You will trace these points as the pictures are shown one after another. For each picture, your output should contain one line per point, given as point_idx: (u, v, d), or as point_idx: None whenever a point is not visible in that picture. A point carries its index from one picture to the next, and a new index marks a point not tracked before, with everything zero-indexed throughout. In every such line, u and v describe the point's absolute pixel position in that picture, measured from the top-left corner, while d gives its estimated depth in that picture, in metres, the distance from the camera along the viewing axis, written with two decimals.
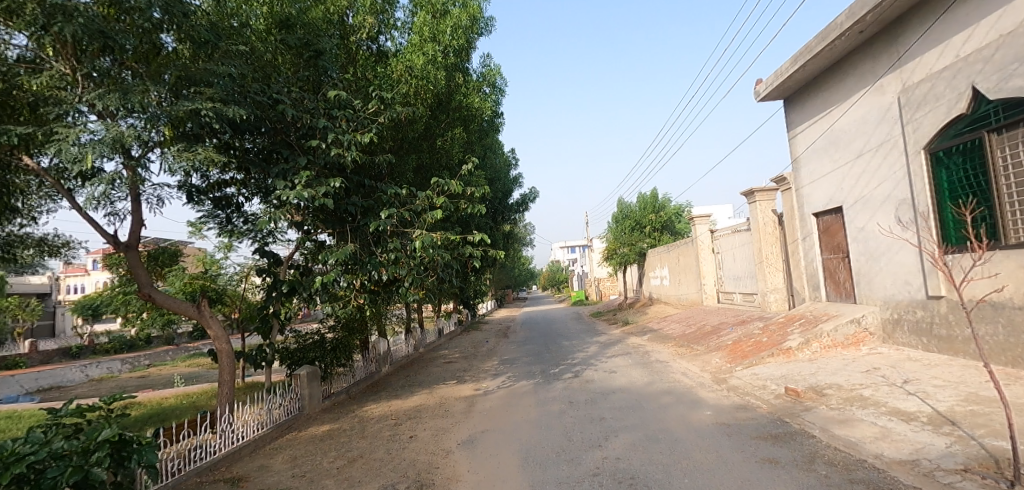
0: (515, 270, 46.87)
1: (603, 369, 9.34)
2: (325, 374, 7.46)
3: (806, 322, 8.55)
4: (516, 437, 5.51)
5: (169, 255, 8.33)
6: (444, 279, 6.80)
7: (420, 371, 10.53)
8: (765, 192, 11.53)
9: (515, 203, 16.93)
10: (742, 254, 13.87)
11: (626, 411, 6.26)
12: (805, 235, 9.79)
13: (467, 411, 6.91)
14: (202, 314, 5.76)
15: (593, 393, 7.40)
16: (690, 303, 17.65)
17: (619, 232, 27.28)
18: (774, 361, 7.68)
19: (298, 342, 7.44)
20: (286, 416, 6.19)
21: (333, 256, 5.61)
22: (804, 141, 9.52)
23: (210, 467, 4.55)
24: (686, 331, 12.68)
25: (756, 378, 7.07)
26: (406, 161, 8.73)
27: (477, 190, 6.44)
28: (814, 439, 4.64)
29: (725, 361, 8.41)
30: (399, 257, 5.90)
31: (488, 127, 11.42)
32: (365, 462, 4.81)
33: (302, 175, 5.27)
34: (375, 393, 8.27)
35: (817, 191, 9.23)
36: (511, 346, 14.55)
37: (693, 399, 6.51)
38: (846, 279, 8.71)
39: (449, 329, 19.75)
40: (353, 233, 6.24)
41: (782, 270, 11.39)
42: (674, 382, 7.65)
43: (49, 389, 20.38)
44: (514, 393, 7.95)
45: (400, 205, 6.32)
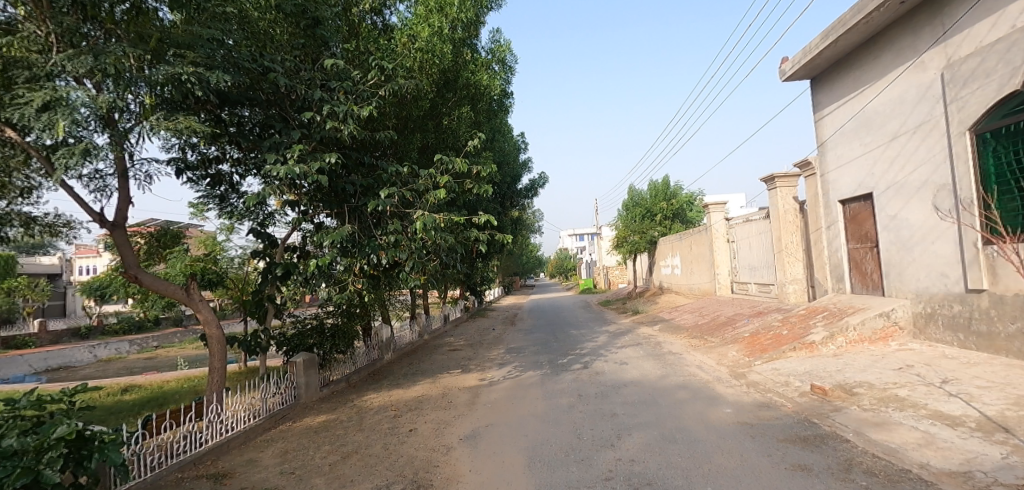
0: (522, 257, 46.54)
1: (613, 361, 8.97)
2: (323, 361, 7.16)
3: (830, 314, 8.09)
4: (522, 434, 5.15)
5: (171, 237, 8.02)
6: (448, 264, 6.43)
7: (424, 359, 10.24)
8: (786, 178, 10.99)
9: (525, 188, 16.49)
10: (758, 243, 13.36)
11: (639, 406, 5.90)
12: (830, 224, 9.28)
13: (471, 403, 6.58)
14: (191, 297, 5.44)
15: (604, 386, 7.05)
16: (702, 293, 17.19)
17: (629, 220, 26.77)
18: (797, 356, 7.25)
19: (297, 328, 7.13)
20: (280, 406, 5.92)
21: (328, 237, 5.26)
22: (831, 124, 8.99)
23: (194, 461, 4.27)
24: (699, 322, 12.25)
25: (778, 374, 6.66)
26: (411, 140, 8.33)
27: (483, 169, 6.03)
28: (848, 444, 4.23)
29: (743, 354, 8.00)
30: (399, 240, 5.52)
31: (497, 107, 10.96)
32: (359, 458, 4.49)
33: (293, 148, 4.92)
34: (377, 382, 7.97)
35: (844, 177, 8.71)
36: (519, 334, 14.24)
37: (711, 395, 6.13)
38: (873, 270, 8.21)
39: (455, 316, 19.47)
40: (352, 214, 5.88)
41: (802, 259, 10.86)
42: (690, 376, 7.26)
43: (58, 369, 20.48)
44: (520, 384, 7.62)
45: (402, 184, 5.93)
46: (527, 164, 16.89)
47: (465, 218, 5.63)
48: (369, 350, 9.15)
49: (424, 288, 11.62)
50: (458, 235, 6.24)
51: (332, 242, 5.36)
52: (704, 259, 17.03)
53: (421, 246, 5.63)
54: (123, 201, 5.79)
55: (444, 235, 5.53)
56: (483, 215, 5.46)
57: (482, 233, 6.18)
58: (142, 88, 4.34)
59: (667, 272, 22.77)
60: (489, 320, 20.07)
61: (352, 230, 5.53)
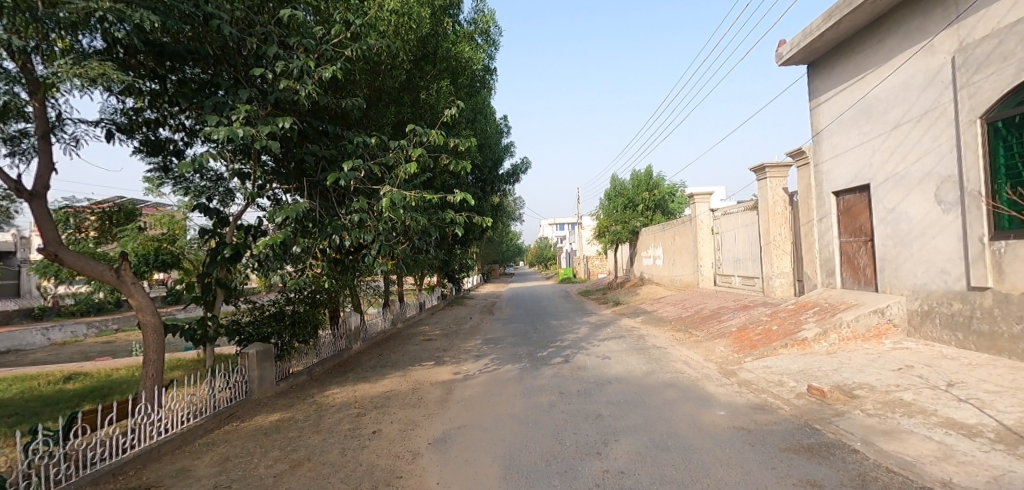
0: (502, 245, 45.91)
1: (596, 355, 8.52)
2: (280, 352, 6.50)
3: (822, 310, 7.78)
4: (499, 438, 4.64)
5: (125, 214, 7.14)
6: (421, 249, 5.82)
7: (396, 350, 9.63)
8: (777, 168, 10.63)
9: (506, 173, 15.85)
10: (744, 235, 13.07)
11: (626, 407, 5.45)
12: (821, 217, 8.95)
13: (443, 400, 6.03)
14: (122, 280, 4.73)
15: (588, 382, 6.59)
16: (684, 285, 16.92)
17: (611, 210, 26.39)
18: (789, 353, 6.90)
19: (252, 315, 6.43)
20: (227, 403, 5.28)
21: (280, 214, 4.60)
22: (827, 112, 8.63)
23: (113, 471, 3.64)
24: (682, 315, 11.91)
25: (771, 372, 6.29)
26: (383, 114, 7.62)
27: (461, 143, 5.42)
28: (857, 455, 3.84)
29: (731, 350, 7.63)
30: (364, 219, 4.88)
31: (479, 84, 10.32)
32: (311, 468, 3.91)
33: (239, 108, 4.23)
34: (342, 374, 7.34)
35: (839, 168, 8.37)
36: (497, 324, 13.74)
37: (701, 395, 5.72)
38: (867, 265, 7.92)
39: (431, 303, 18.82)
40: (311, 189, 5.22)
41: (791, 253, 10.61)
42: (677, 373, 6.85)
43: (5, 353, 19.14)
44: (497, 379, 7.11)
45: (370, 158, 5.29)
46: (510, 148, 16.25)
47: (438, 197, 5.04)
48: (335, 339, 8.49)
49: (398, 274, 10.99)
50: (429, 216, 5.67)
51: (285, 219, 4.71)
52: (687, 250, 16.73)
53: (391, 227, 5.01)
54: (46, 167, 4.93)
55: (414, 216, 4.93)
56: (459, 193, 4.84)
57: (458, 216, 5.60)
58: (48, 25, 3.59)
59: (649, 263, 22.53)
60: (466, 308, 19.47)
61: (310, 206, 4.90)
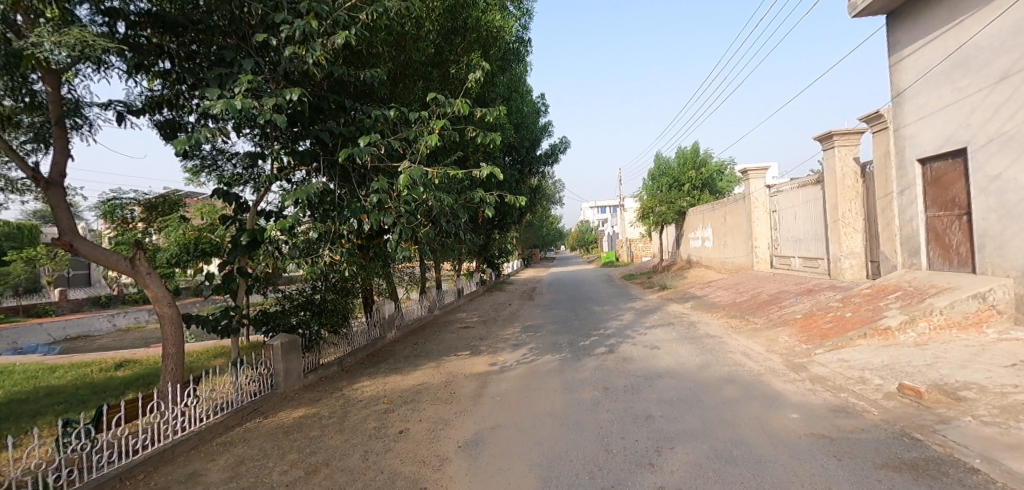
0: (541, 228, 45.23)
1: (642, 345, 7.87)
2: (309, 343, 6.31)
3: (906, 295, 6.80)
4: (535, 442, 4.14)
5: (169, 205, 7.13)
6: (449, 233, 5.34)
7: (431, 338, 9.32)
8: (846, 135, 9.47)
9: (544, 154, 15.12)
10: (805, 212, 11.92)
11: (679, 407, 4.83)
12: (902, 189, 7.85)
13: (476, 396, 5.60)
14: (137, 270, 4.56)
15: (635, 376, 5.99)
16: (736, 268, 15.83)
17: (655, 190, 25.20)
18: (869, 344, 6.03)
19: (281, 305, 6.21)
20: (252, 398, 5.07)
21: (291, 196, 4.21)
22: (910, 67, 7.47)
23: (122, 476, 3.42)
24: (737, 300, 11.01)
25: (850, 368, 5.48)
26: (411, 90, 7.16)
27: (489, 112, 4.86)
28: (979, 476, 3.09)
29: (798, 341, 6.80)
30: (384, 200, 4.40)
31: (514, 57, 9.67)
32: (327, 476, 3.54)
33: (241, 79, 3.81)
34: (374, 365, 7.06)
35: (926, 131, 7.24)
36: (536, 310, 13.26)
37: (767, 394, 5.02)
38: (960, 242, 6.84)
39: (470, 289, 18.57)
40: (329, 169, 4.82)
41: (862, 231, 9.50)
42: (736, 367, 6.13)
43: (76, 339, 20.41)
44: (536, 372, 6.63)
45: (390, 133, 4.82)
46: (547, 127, 15.54)
47: (463, 173, 4.51)
48: (368, 328, 8.26)
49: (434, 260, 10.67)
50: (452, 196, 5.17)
51: (299, 202, 4.32)
52: (739, 230, 15.58)
53: (413, 208, 4.51)
54: (62, 153, 4.71)
55: (437, 195, 4.43)
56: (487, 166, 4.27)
57: (487, 195, 5.07)
58: None
59: (697, 245, 21.33)
60: (506, 294, 19.09)
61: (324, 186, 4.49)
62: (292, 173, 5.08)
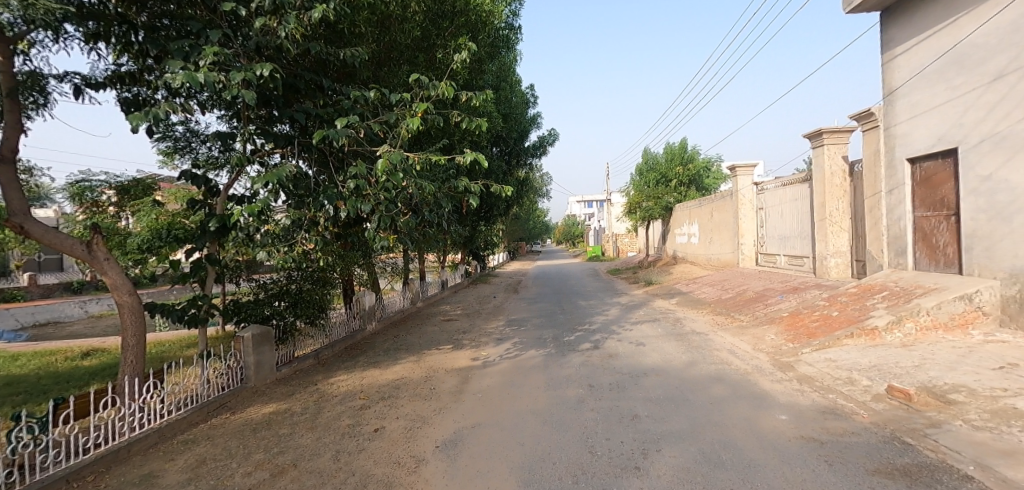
0: (528, 222, 45.06)
1: (628, 341, 7.75)
2: (282, 335, 6.03)
3: (892, 295, 6.76)
4: (517, 442, 3.96)
5: (144, 188, 6.90)
6: (431, 222, 5.10)
7: (413, 331, 9.09)
8: (836, 133, 9.42)
9: (532, 145, 14.88)
10: (792, 210, 11.91)
11: (666, 406, 4.69)
12: (891, 188, 7.81)
13: (457, 392, 5.40)
14: (94, 256, 4.20)
15: (621, 373, 5.85)
16: (722, 264, 15.86)
17: (642, 185, 25.17)
18: (855, 344, 5.97)
19: (254, 295, 5.92)
20: (219, 392, 4.80)
21: (260, 179, 3.91)
22: (903, 66, 7.41)
23: (69, 477, 3.16)
24: (722, 297, 10.97)
25: (837, 368, 5.41)
26: (396, 73, 6.88)
27: (475, 96, 4.62)
28: (973, 484, 2.99)
29: (784, 339, 6.74)
30: (361, 186, 4.12)
31: (504, 44, 9.41)
32: (295, 478, 3.31)
33: (206, 51, 3.50)
34: (352, 358, 6.82)
35: (917, 130, 7.19)
36: (521, 303, 13.11)
37: (755, 394, 4.91)
38: (948, 243, 6.81)
39: (455, 281, 18.33)
40: (305, 151, 4.53)
41: (849, 230, 9.49)
42: (722, 365, 6.04)
43: (46, 325, 19.73)
44: (519, 367, 6.46)
45: (370, 116, 4.56)
46: (536, 119, 15.32)
47: (446, 160, 4.27)
48: (347, 320, 7.98)
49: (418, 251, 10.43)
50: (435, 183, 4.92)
51: (268, 186, 4.03)
52: (726, 228, 15.58)
53: (393, 195, 4.25)
54: (13, 126, 4.15)
55: (418, 182, 4.18)
56: (471, 153, 4.03)
57: (472, 183, 4.85)
58: None
59: (683, 241, 21.37)
60: (491, 286, 18.91)
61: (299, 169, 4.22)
62: (266, 156, 4.79)
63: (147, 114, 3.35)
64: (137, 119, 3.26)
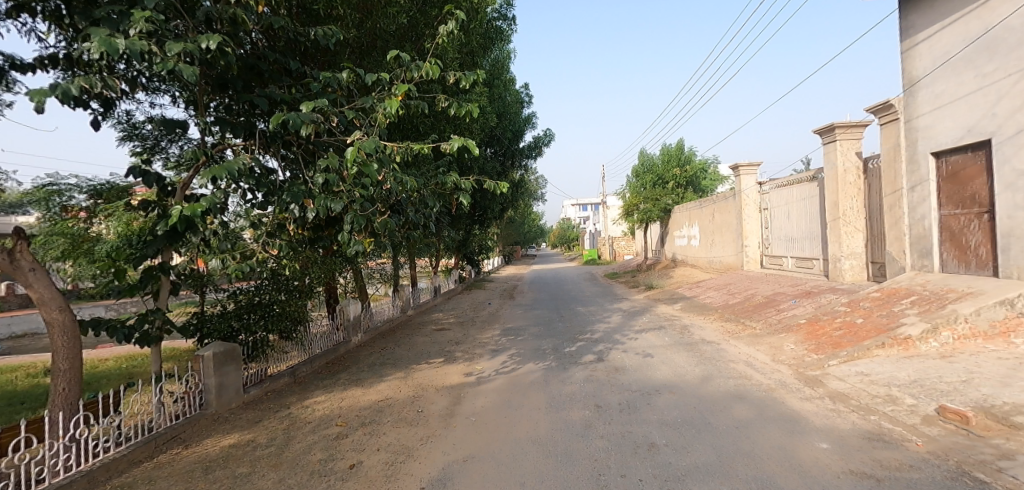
0: (524, 225, 44.49)
1: (634, 352, 7.15)
2: (251, 352, 5.37)
3: (922, 300, 6.22)
4: (519, 481, 3.34)
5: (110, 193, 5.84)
6: (416, 223, 4.46)
7: (402, 342, 8.44)
8: (849, 128, 8.92)
9: (527, 146, 14.28)
10: (800, 210, 11.40)
11: (687, 432, 4.09)
12: (913, 185, 7.28)
13: (447, 416, 4.77)
14: (17, 266, 3.51)
15: (631, 391, 5.25)
16: (725, 267, 15.34)
17: (639, 188, 24.66)
18: (887, 355, 5.41)
19: (220, 308, 5.27)
20: (170, 423, 4.15)
21: (205, 173, 3.14)
22: (926, 53, 6.91)
23: None
24: (729, 301, 10.42)
25: (873, 384, 4.82)
26: (379, 62, 6.26)
27: (464, 75, 4.01)
28: None
29: (806, 350, 6.16)
30: (332, 181, 3.49)
31: (496, 36, 8.79)
32: None
33: (135, 14, 2.87)
34: (332, 376, 6.16)
35: (943, 122, 6.68)
36: (517, 310, 12.50)
37: (786, 416, 4.33)
38: (981, 243, 6.30)
39: (448, 287, 17.70)
40: (267, 141, 3.88)
41: (864, 230, 8.97)
42: (742, 380, 5.45)
43: (21, 337, 18.87)
44: (517, 384, 5.85)
45: (344, 101, 3.95)
46: (530, 119, 14.77)
47: (429, 150, 3.69)
48: (328, 333, 7.32)
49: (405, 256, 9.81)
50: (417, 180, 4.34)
51: (216, 182, 3.27)
52: (728, 229, 15.06)
53: (370, 192, 3.62)
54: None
55: (398, 177, 3.58)
56: (458, 139, 3.44)
57: (461, 180, 4.27)
58: None
59: (683, 243, 20.84)
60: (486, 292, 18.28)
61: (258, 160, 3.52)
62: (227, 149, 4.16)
63: (54, 88, 2.65)
64: (39, 95, 2.60)
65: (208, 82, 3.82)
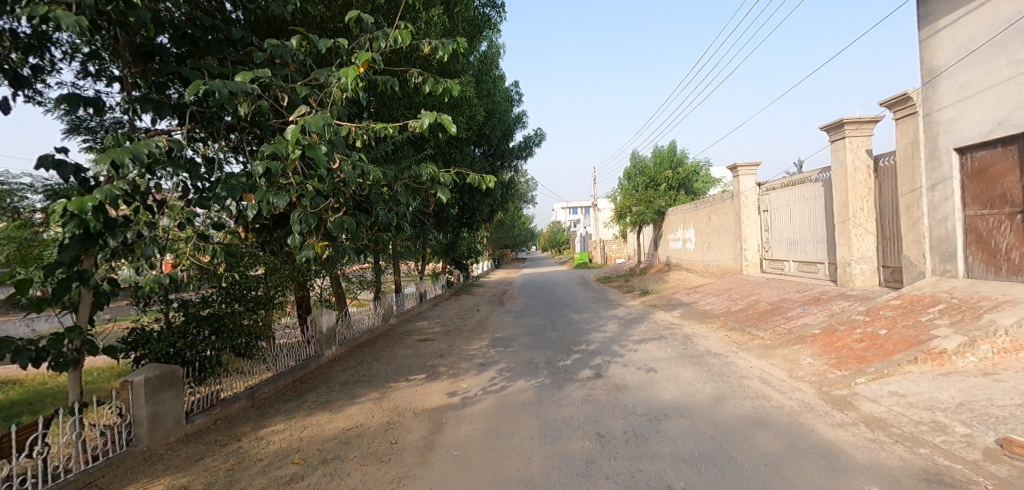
0: (514, 228, 43.72)
1: (635, 366, 6.50)
2: (199, 375, 4.61)
3: (951, 309, 5.66)
4: None
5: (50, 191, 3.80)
6: (388, 223, 3.76)
7: (381, 356, 7.72)
8: (858, 124, 8.41)
9: (518, 146, 13.58)
10: (803, 212, 10.89)
11: (709, 471, 3.45)
12: (933, 183, 6.75)
13: (424, 449, 4.08)
14: None
15: (637, 416, 4.59)
16: (722, 271, 14.83)
17: (631, 190, 24.12)
18: (921, 372, 4.83)
19: (163, 325, 4.53)
20: (84, 468, 3.40)
21: (101, 157, 2.39)
22: (948, 41, 6.40)
23: None
24: (731, 308, 9.85)
25: (912, 407, 4.22)
26: None
27: (443, 43, 3.34)
28: None
29: (826, 364, 5.56)
30: (274, 169, 2.77)
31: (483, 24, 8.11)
32: None
33: None
34: (297, 398, 5.43)
35: (969, 115, 6.17)
36: (507, 317, 11.83)
37: (821, 449, 3.70)
38: (1013, 246, 5.79)
39: (435, 292, 16.97)
40: (202, 124, 3.16)
41: (875, 232, 8.46)
42: (760, 401, 4.84)
43: None
44: (507, 405, 5.18)
45: (295, 77, 3.25)
46: (521, 118, 14.13)
47: (396, 132, 3.04)
48: (296, 347, 6.57)
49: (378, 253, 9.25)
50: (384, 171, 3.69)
51: (120, 170, 2.53)
52: (726, 231, 14.53)
53: (324, 183, 2.91)
54: None
55: (358, 165, 2.92)
56: (429, 115, 2.81)
57: (439, 172, 3.63)
58: None
59: (677, 246, 20.33)
60: (475, 298, 17.57)
61: (177, 141, 2.79)
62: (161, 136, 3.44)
63: None
64: None
65: (129, 53, 3.18)
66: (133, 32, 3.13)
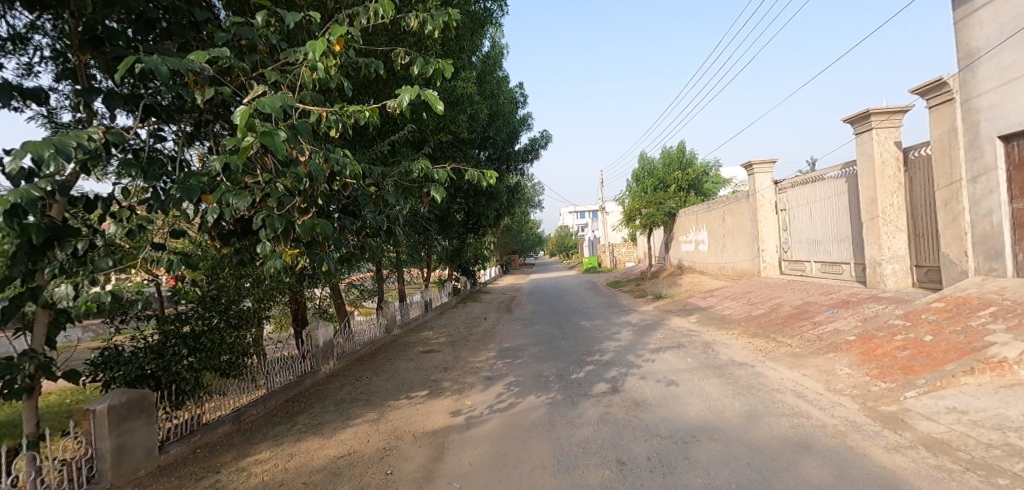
0: (521, 233, 43.23)
1: (654, 379, 6.01)
2: (176, 399, 4.17)
3: (1006, 311, 5.12)
4: None
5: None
6: (376, 227, 3.32)
7: (382, 370, 7.29)
8: (885, 115, 7.92)
9: (523, 148, 13.16)
10: (824, 210, 10.34)
11: None
12: (975, 175, 6.22)
13: (423, 481, 3.61)
14: None
15: (660, 438, 4.10)
16: (738, 274, 14.27)
17: (640, 192, 23.60)
18: (980, 384, 4.30)
19: (139, 345, 4.14)
20: None
21: (16, 150, 1.96)
22: (989, 20, 5.88)
23: None
24: (752, 313, 9.32)
25: (978, 427, 3.69)
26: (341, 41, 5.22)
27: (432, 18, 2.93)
28: None
29: (868, 376, 5.03)
30: (233, 165, 2.33)
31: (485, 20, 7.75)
32: None
33: None
34: (287, 420, 4.99)
35: (1014, 99, 5.64)
36: (515, 325, 11.37)
37: (879, 479, 3.19)
38: None
39: (441, 300, 16.55)
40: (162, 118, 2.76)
41: (907, 230, 7.92)
42: (798, 419, 4.33)
43: None
44: (516, 426, 4.70)
45: (262, 62, 2.83)
46: (526, 120, 13.72)
47: (375, 117, 2.61)
48: (290, 363, 6.16)
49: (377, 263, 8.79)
50: (370, 168, 3.28)
51: (44, 166, 2.09)
52: (742, 232, 13.97)
53: (294, 182, 2.47)
54: None
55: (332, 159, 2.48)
56: (410, 92, 2.40)
57: (432, 169, 3.21)
58: None
59: (690, 248, 19.78)
60: (482, 305, 17.10)
61: (119, 134, 2.36)
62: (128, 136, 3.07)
63: None
64: None
65: (78, 38, 2.80)
66: (81, 13, 2.76)
